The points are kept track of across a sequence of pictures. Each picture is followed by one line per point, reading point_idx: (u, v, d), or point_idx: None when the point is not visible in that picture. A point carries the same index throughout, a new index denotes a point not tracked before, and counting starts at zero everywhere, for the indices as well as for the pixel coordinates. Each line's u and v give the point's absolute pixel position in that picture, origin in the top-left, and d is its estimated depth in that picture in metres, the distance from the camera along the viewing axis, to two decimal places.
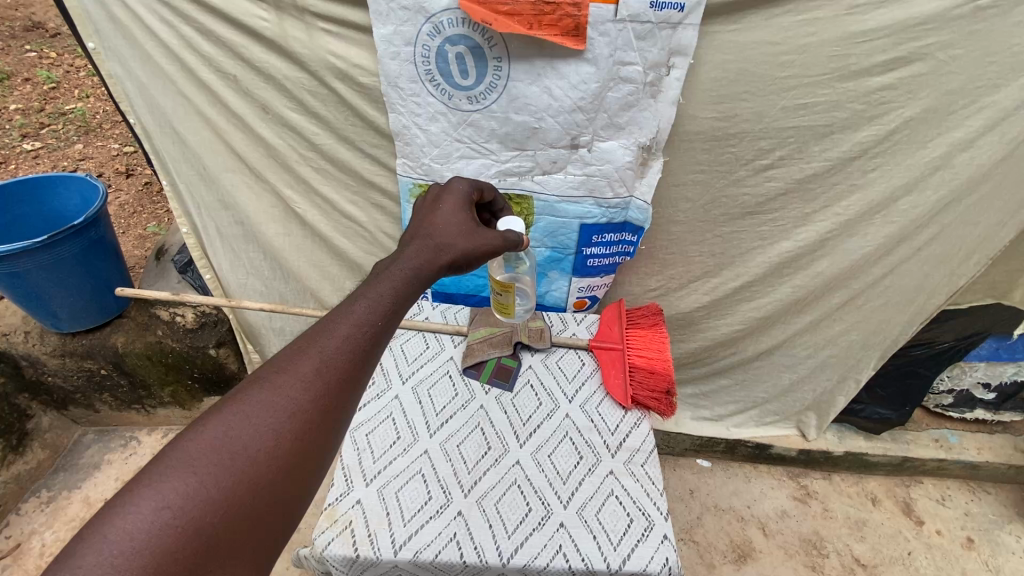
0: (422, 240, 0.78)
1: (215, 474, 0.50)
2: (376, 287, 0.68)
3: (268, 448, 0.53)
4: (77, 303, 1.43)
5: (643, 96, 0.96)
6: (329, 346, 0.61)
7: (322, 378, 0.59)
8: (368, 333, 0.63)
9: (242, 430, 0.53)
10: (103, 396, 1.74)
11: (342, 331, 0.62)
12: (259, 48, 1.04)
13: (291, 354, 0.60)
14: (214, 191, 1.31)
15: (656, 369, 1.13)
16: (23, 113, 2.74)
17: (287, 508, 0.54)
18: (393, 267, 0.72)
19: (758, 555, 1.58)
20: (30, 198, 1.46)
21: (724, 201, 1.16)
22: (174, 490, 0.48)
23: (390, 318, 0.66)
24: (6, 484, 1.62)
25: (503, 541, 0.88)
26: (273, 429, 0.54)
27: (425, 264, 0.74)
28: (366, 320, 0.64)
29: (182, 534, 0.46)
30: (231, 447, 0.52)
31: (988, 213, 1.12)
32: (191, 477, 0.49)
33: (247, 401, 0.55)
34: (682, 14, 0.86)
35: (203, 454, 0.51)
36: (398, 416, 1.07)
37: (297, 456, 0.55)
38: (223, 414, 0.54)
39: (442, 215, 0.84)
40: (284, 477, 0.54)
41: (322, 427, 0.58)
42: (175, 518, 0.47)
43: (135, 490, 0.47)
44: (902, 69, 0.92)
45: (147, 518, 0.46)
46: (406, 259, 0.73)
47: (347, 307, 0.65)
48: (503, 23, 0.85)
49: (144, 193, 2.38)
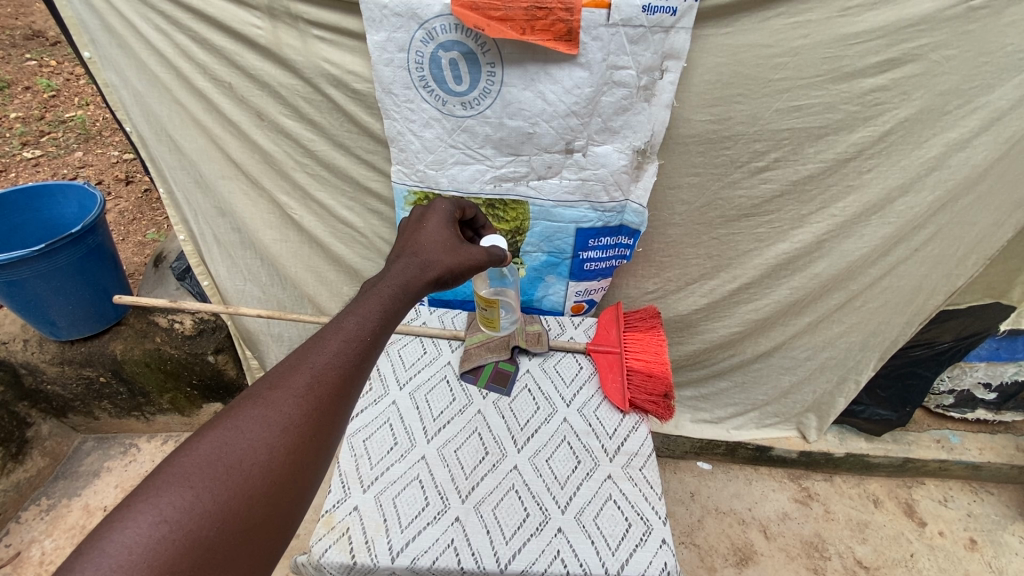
0: (408, 257, 0.78)
1: (211, 487, 0.50)
2: (366, 303, 0.68)
3: (263, 462, 0.53)
4: (77, 311, 1.43)
5: (637, 100, 0.96)
6: (320, 361, 0.61)
7: (315, 392, 0.59)
8: (358, 348, 0.63)
9: (236, 444, 0.53)
10: (102, 404, 1.74)
11: (334, 345, 0.62)
12: (254, 56, 1.04)
13: (283, 369, 0.60)
14: (211, 197, 1.31)
15: (654, 373, 1.12)
16: (24, 121, 2.76)
17: (283, 520, 0.54)
18: (382, 284, 0.72)
19: (759, 557, 1.57)
20: (29, 207, 1.47)
21: (720, 203, 1.16)
22: (171, 504, 0.48)
23: (380, 332, 0.67)
24: (6, 492, 1.62)
25: (500, 547, 0.88)
26: (267, 443, 0.54)
27: (414, 279, 0.75)
28: (357, 334, 0.64)
29: (179, 546, 0.46)
30: (227, 461, 0.52)
31: (985, 214, 1.12)
32: (187, 490, 0.49)
33: (241, 416, 0.55)
34: (675, 17, 0.86)
35: (199, 469, 0.51)
36: (395, 422, 1.07)
37: (292, 469, 0.55)
38: (218, 428, 0.54)
39: (428, 232, 0.84)
40: (280, 489, 0.54)
41: (316, 440, 0.58)
42: (173, 531, 0.46)
43: (131, 504, 0.47)
44: (896, 70, 0.92)
45: (144, 531, 0.45)
46: (393, 276, 0.74)
47: (338, 323, 0.65)
48: (496, 28, 0.85)
49: (144, 200, 2.39)
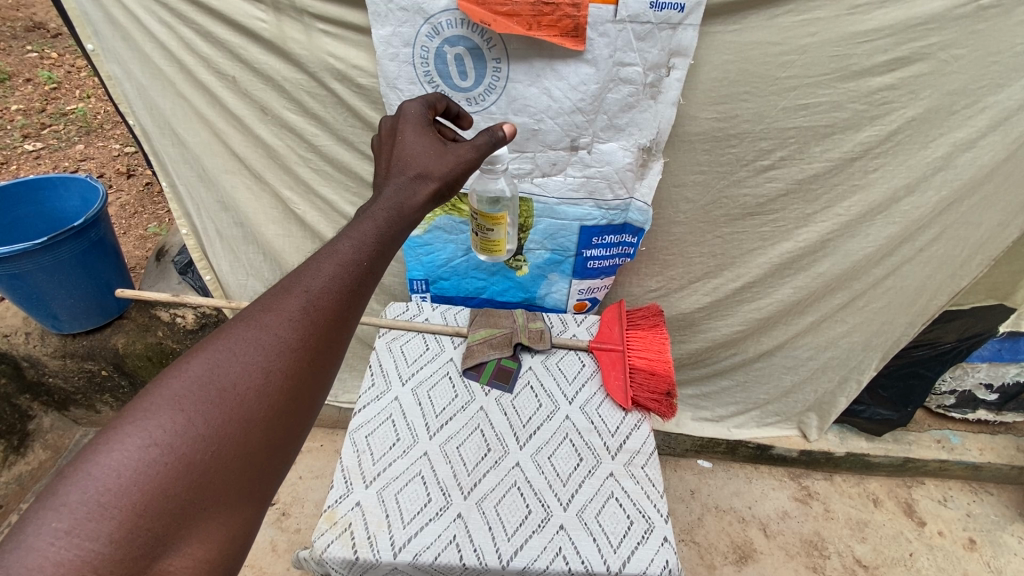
0: (398, 176, 0.75)
1: (204, 410, 0.50)
2: (361, 226, 0.66)
3: (257, 385, 0.53)
4: (79, 304, 1.43)
5: (643, 97, 0.96)
6: (315, 285, 0.59)
7: (310, 316, 0.58)
8: (354, 273, 0.62)
9: (228, 366, 0.53)
10: (103, 397, 1.73)
11: (329, 270, 0.61)
12: (258, 49, 1.03)
13: (277, 293, 0.59)
14: (213, 192, 1.30)
15: (657, 371, 1.12)
16: (25, 113, 2.75)
17: (283, 446, 0.54)
18: (376, 207, 0.70)
19: (759, 555, 1.58)
20: (31, 199, 1.46)
21: (725, 202, 1.15)
22: (161, 427, 0.48)
23: (377, 257, 0.65)
24: (7, 485, 1.64)
25: (503, 543, 0.88)
26: (262, 366, 0.54)
27: (408, 200, 0.72)
28: (352, 259, 0.63)
29: (171, 470, 0.46)
30: (219, 384, 0.52)
31: (990, 214, 1.11)
32: (178, 414, 0.49)
33: (233, 339, 0.55)
34: (683, 14, 0.85)
35: (190, 391, 0.50)
36: (398, 418, 1.06)
37: (289, 393, 0.55)
38: (210, 351, 0.53)
39: (406, 144, 0.78)
40: (278, 415, 0.54)
41: (313, 366, 0.57)
42: (164, 455, 0.47)
43: (119, 427, 0.47)
44: (904, 69, 0.91)
45: (133, 455, 0.46)
46: (387, 198, 0.71)
47: (332, 246, 0.63)
48: (503, 23, 0.84)
49: (144, 194, 2.38)
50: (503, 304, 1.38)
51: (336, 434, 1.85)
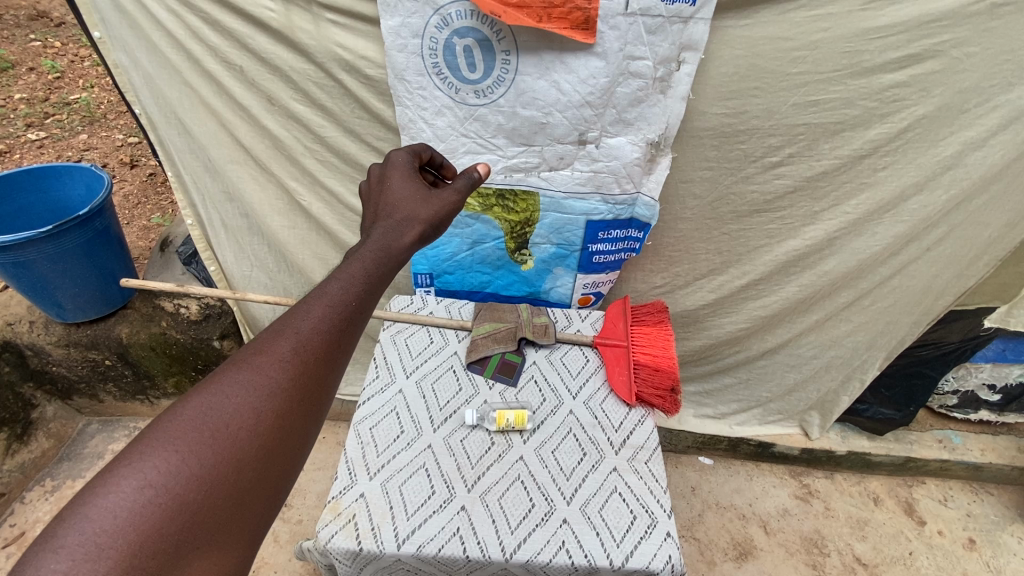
0: (385, 220, 0.75)
1: (198, 451, 0.50)
2: (349, 267, 0.66)
3: (249, 425, 0.53)
4: (84, 294, 1.43)
5: (653, 91, 0.95)
6: (305, 326, 0.59)
7: (301, 357, 0.58)
8: (344, 312, 0.62)
9: (221, 407, 0.53)
10: (107, 387, 1.74)
11: (318, 312, 0.61)
12: (266, 39, 1.03)
13: (269, 334, 0.59)
14: (219, 182, 1.30)
15: (661, 367, 1.12)
16: (28, 102, 2.74)
17: (274, 483, 0.54)
18: (362, 250, 0.69)
19: (759, 552, 1.58)
20: (37, 188, 1.46)
21: (732, 198, 1.15)
22: (155, 468, 0.47)
23: (367, 297, 0.65)
24: (10, 473, 1.63)
25: (506, 537, 0.88)
26: (254, 407, 0.54)
27: (395, 242, 0.71)
28: (342, 299, 0.62)
29: (165, 510, 0.46)
30: (212, 424, 0.52)
31: (998, 214, 1.11)
32: (173, 454, 0.49)
33: (225, 380, 0.54)
34: (694, 8, 0.85)
35: (183, 432, 0.50)
36: (402, 411, 1.06)
37: (280, 433, 0.55)
38: (204, 393, 0.53)
39: (392, 191, 0.79)
40: (269, 454, 0.54)
41: (304, 405, 0.57)
42: (159, 495, 0.46)
43: (115, 469, 0.46)
44: (916, 66, 0.91)
45: (129, 497, 0.45)
46: (375, 240, 0.71)
47: (321, 288, 0.63)
48: (513, 14, 0.83)
49: (148, 184, 2.38)
50: (506, 298, 1.38)
51: (338, 427, 1.86)
